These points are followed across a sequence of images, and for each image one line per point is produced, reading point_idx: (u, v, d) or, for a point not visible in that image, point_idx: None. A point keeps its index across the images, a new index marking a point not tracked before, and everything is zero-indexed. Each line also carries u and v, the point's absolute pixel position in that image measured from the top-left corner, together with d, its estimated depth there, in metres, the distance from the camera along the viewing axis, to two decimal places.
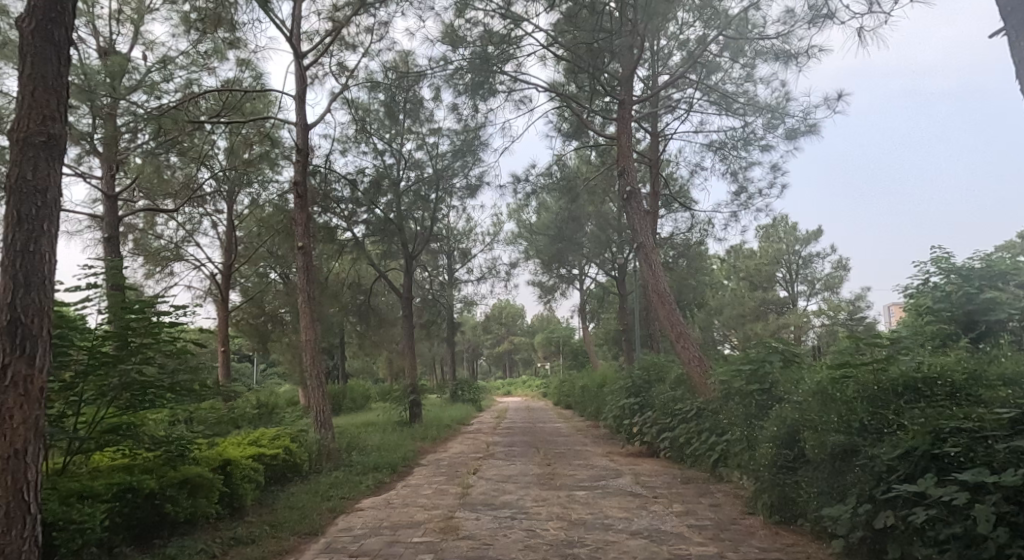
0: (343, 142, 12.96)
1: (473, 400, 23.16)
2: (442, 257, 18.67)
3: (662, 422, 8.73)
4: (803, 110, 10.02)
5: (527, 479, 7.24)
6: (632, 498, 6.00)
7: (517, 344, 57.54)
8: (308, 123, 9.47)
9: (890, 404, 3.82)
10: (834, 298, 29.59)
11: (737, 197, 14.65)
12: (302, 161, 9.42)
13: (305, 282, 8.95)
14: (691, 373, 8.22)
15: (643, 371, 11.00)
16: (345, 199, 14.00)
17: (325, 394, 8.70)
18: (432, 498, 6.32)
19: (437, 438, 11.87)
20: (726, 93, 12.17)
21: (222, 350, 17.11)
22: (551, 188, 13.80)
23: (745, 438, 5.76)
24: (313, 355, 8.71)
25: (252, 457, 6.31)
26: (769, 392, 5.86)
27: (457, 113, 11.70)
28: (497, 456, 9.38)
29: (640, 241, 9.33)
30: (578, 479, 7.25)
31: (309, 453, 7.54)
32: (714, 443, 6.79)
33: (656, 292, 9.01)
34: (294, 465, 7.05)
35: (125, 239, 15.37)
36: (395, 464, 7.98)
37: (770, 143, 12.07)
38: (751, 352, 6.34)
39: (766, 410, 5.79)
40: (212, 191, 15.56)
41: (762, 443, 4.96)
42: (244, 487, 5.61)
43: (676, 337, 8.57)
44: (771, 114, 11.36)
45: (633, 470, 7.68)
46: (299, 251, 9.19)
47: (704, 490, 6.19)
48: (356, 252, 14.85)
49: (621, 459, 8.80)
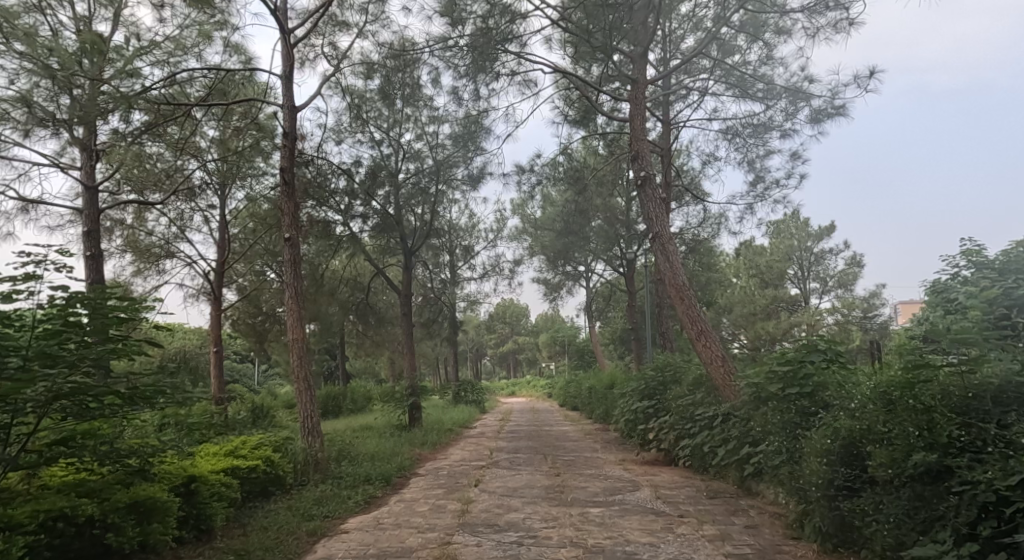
0: (339, 130, 12.29)
1: (476, 402, 22.45)
2: (444, 254, 17.97)
3: (681, 428, 8.02)
4: (830, 89, 9.25)
5: (536, 493, 6.54)
6: (654, 517, 5.28)
7: (520, 345, 56.79)
8: (296, 105, 8.76)
9: (986, 416, 3.19)
10: (848, 295, 28.88)
11: (753, 188, 13.90)
12: (288, 146, 8.61)
13: (293, 275, 8.23)
14: (713, 374, 7.51)
15: (656, 371, 10.27)
16: (342, 192, 13.33)
17: (315, 400, 8.02)
18: (428, 518, 5.62)
19: (437, 444, 11.16)
20: (743, 76, 11.44)
21: (215, 351, 16.40)
22: (556, 178, 13.15)
23: (785, 449, 5.06)
24: (302, 357, 8.01)
25: (225, 471, 5.62)
26: (811, 397, 5.15)
27: (457, 98, 11.03)
28: (501, 464, 8.67)
29: (656, 231, 8.59)
30: (591, 492, 6.54)
31: (293, 463, 6.85)
32: (743, 453, 6.08)
33: (673, 286, 8.27)
34: (276, 477, 6.36)
35: (113, 235, 14.70)
36: (390, 475, 7.28)
37: (791, 130, 11.36)
38: (789, 352, 5.62)
39: (809, 416, 5.09)
40: (203, 185, 14.90)
41: (809, 458, 4.27)
42: (213, 507, 4.96)
43: (696, 335, 7.86)
44: (793, 97, 10.64)
45: (651, 482, 6.98)
46: (286, 243, 8.45)
47: (736, 509, 5.47)
48: (352, 248, 14.18)
49: (637, 468, 8.07)
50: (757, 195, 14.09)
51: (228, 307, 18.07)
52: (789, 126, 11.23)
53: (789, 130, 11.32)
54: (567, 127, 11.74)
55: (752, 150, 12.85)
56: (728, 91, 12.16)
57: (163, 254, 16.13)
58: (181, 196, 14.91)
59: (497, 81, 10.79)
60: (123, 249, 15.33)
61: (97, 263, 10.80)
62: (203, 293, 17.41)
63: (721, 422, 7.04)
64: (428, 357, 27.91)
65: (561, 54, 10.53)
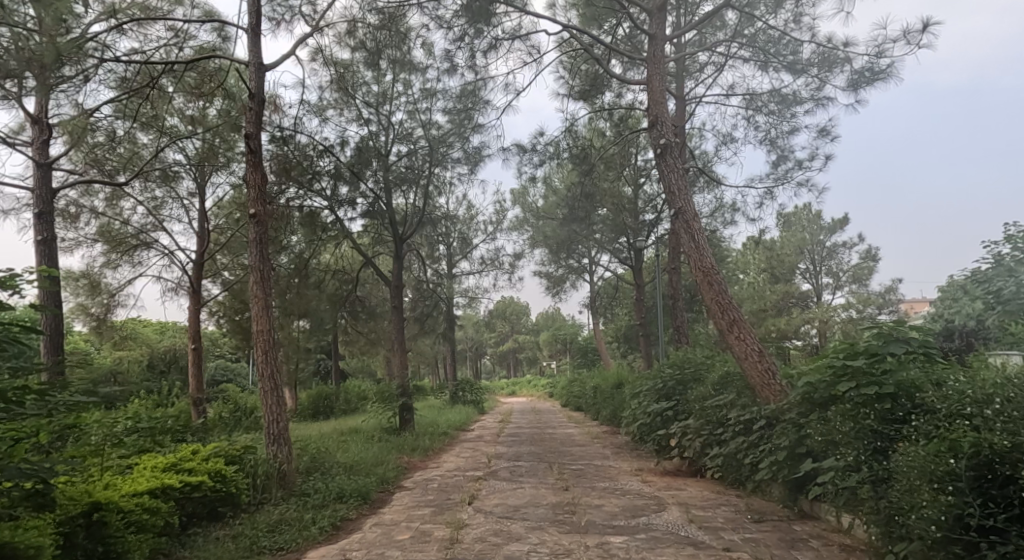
0: (322, 104, 11.19)
1: (475, 402, 21.36)
2: (441, 245, 16.85)
3: (709, 434, 6.90)
4: (874, 47, 8.08)
5: (542, 515, 5.42)
6: (695, 554, 4.15)
7: (519, 344, 55.47)
8: (264, 64, 7.66)
9: None
10: (862, 290, 27.69)
11: (774, 170, 12.79)
12: (254, 109, 7.48)
13: (260, 259, 7.12)
14: (749, 372, 6.41)
15: (674, 369, 9.15)
16: (327, 174, 12.22)
17: (282, 402, 6.86)
18: (408, 549, 4.50)
19: (430, 450, 10.06)
20: (768, 44, 10.34)
21: (193, 349, 15.23)
22: (559, 158, 12.05)
23: (866, 464, 3.96)
24: (268, 352, 6.89)
25: (153, 493, 4.48)
26: (894, 399, 4.05)
27: (451, 64, 9.97)
28: (500, 475, 7.54)
29: (678, 208, 7.43)
30: (610, 513, 5.44)
31: (249, 477, 5.75)
32: (798, 466, 4.97)
33: (700, 268, 7.14)
34: (226, 495, 5.25)
35: (82, 223, 13.55)
36: (369, 490, 6.16)
37: (820, 102, 10.26)
38: (860, 345, 4.57)
39: (895, 423, 4.00)
40: (180, 169, 13.79)
41: (906, 476, 3.28)
42: (129, 542, 3.91)
43: (728, 325, 6.79)
44: (824, 63, 9.52)
45: (678, 499, 5.87)
46: (252, 222, 7.30)
47: (794, 539, 4.37)
48: (339, 236, 13.09)
49: (657, 480, 6.96)
50: (777, 178, 12.96)
51: (211, 301, 16.95)
52: (821, 97, 10.08)
53: (821, 101, 10.19)
54: (572, 100, 10.60)
55: (775, 126, 11.72)
56: (750, 60, 11.01)
57: (138, 245, 15.00)
58: (156, 180, 13.80)
59: (496, 46, 9.73)
60: (94, 238, 14.22)
61: (48, 249, 9.55)
62: (184, 288, 16.32)
63: (763, 429, 5.91)
64: (424, 355, 26.76)
65: (568, 14, 9.39)
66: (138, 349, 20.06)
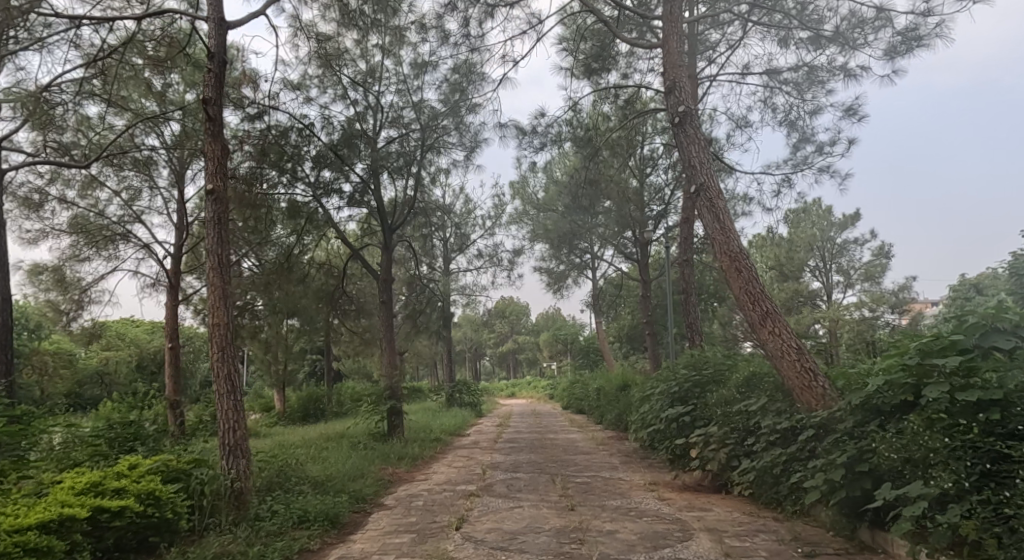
0: (304, 81, 10.28)
1: (473, 404, 20.39)
2: (436, 239, 15.91)
3: (736, 445, 5.95)
4: (922, 6, 7.14)
5: (543, 545, 4.46)
6: None
7: (519, 344, 54.35)
8: (226, 21, 6.73)
9: None
10: (874, 289, 26.70)
11: (793, 156, 11.87)
12: (214, 70, 6.53)
13: (216, 241, 6.16)
14: (788, 374, 5.46)
15: (692, 370, 8.18)
16: (310, 159, 11.28)
17: (242, 408, 5.91)
18: None
19: (418, 459, 9.09)
20: (791, 13, 9.42)
21: (170, 348, 14.24)
22: (561, 141, 11.11)
23: (972, 493, 3.25)
24: (225, 348, 5.92)
25: (50, 527, 3.58)
26: (1000, 408, 3.37)
27: (444, 36, 9.08)
28: (495, 490, 6.59)
29: (701, 183, 6.48)
30: (628, 543, 4.48)
31: (191, 499, 4.80)
32: (859, 490, 4.02)
33: (727, 253, 6.19)
34: (160, 522, 4.29)
35: (50, 213, 12.61)
36: (341, 511, 5.27)
37: (848, 76, 9.33)
38: (945, 339, 3.74)
39: (1009, 438, 3.30)
40: (156, 155, 12.86)
41: None
42: None
43: (761, 318, 5.86)
44: (856, 30, 8.59)
45: (705, 524, 4.92)
46: (209, 199, 6.33)
47: None
48: (324, 226, 12.15)
49: (676, 497, 6.01)
50: (796, 164, 12.04)
51: (194, 298, 16.00)
52: (850, 71, 9.19)
53: (851, 77, 9.27)
54: (575, 75, 9.67)
55: (796, 107, 10.78)
56: (770, 34, 10.11)
57: (115, 237, 14.07)
58: (131, 166, 12.85)
59: (493, 12, 8.80)
60: (66, 230, 13.29)
61: None
62: (163, 284, 15.37)
63: (807, 441, 4.96)
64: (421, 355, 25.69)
65: None
66: (122, 349, 19.14)
